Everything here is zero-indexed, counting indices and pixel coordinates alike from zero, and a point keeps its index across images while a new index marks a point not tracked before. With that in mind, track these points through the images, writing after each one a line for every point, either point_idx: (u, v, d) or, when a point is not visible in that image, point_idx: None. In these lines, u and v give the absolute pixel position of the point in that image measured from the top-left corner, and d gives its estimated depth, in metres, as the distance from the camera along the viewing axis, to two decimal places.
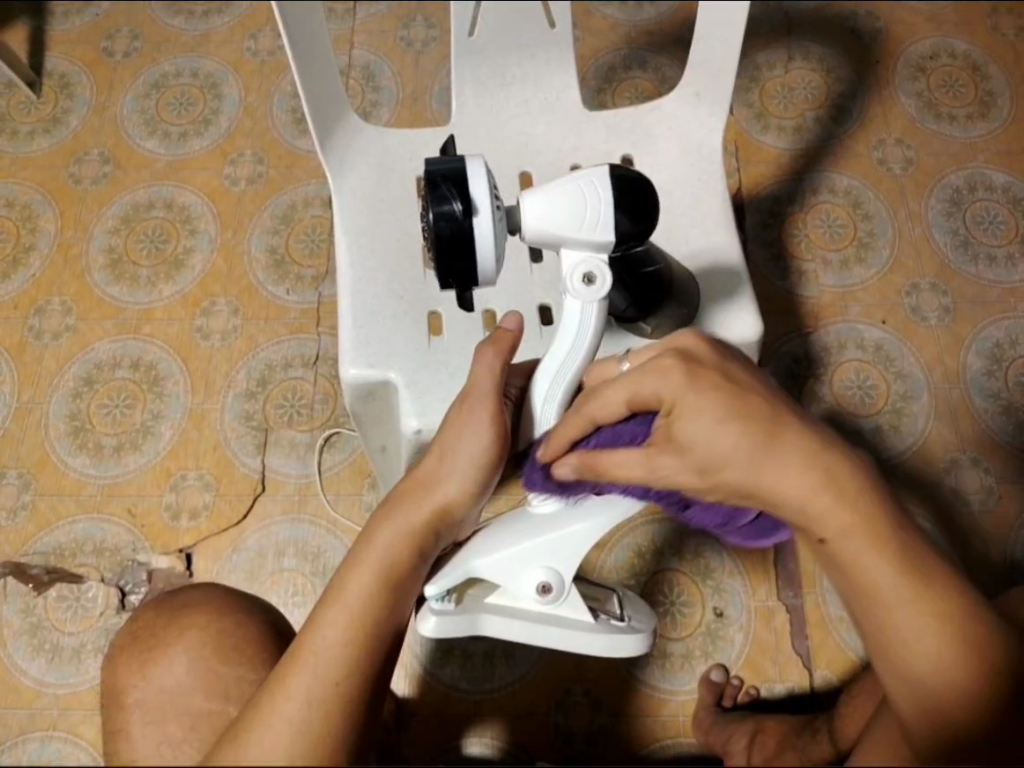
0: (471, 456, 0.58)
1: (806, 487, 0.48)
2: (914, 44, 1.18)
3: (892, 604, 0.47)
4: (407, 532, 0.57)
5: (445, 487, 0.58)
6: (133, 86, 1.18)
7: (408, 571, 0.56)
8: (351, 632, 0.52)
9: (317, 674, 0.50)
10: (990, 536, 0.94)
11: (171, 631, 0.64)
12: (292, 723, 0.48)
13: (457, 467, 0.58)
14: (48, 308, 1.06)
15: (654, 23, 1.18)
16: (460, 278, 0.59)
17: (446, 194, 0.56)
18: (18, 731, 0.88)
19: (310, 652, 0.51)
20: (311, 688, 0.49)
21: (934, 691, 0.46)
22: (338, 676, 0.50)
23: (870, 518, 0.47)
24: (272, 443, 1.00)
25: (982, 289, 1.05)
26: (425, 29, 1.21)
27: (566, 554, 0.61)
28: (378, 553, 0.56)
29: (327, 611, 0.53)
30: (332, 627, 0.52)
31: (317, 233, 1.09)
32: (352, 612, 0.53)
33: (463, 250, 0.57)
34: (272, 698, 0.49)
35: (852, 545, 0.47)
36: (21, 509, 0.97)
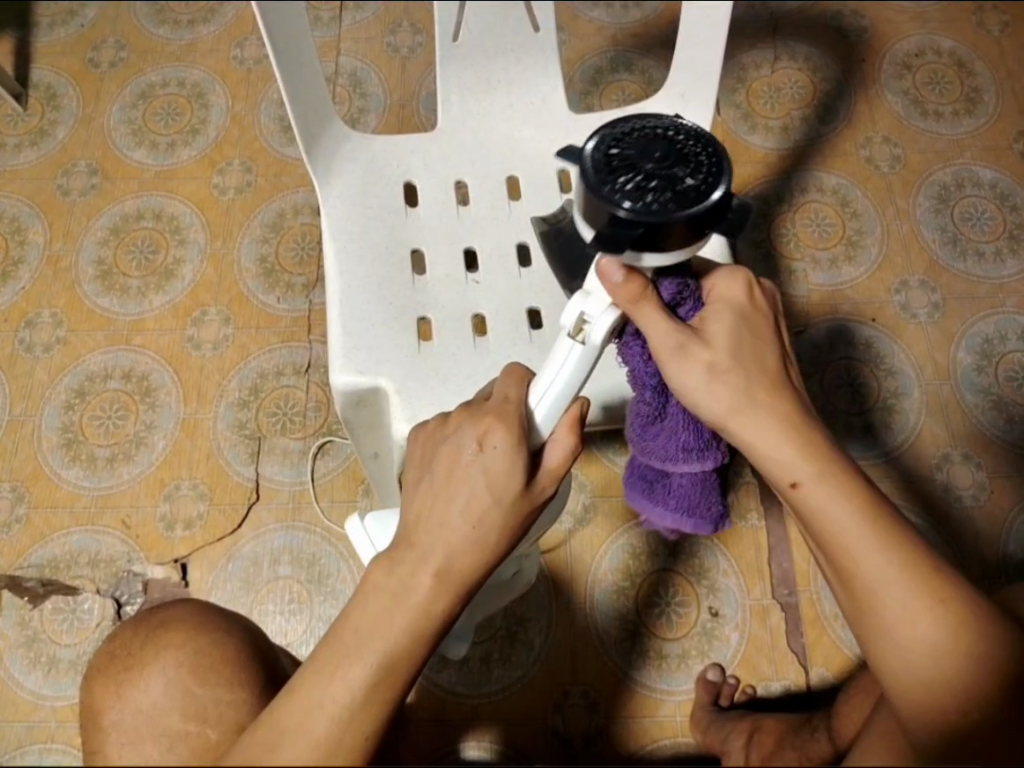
0: (494, 498, 0.49)
1: (784, 445, 0.52)
2: (900, 42, 1.19)
3: (858, 551, 0.50)
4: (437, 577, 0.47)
5: (453, 538, 0.48)
6: (120, 96, 1.18)
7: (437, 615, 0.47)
8: (378, 671, 0.45)
9: (340, 720, 0.43)
10: (983, 532, 0.95)
11: (149, 650, 0.64)
12: None
13: (477, 500, 0.49)
14: (38, 320, 1.06)
15: (640, 25, 1.19)
16: (605, 170, 0.46)
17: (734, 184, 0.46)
18: (15, 744, 0.88)
19: (331, 698, 0.44)
20: (335, 736, 0.43)
21: (921, 662, 0.48)
22: (367, 725, 0.44)
23: (836, 472, 0.51)
24: (265, 451, 1.00)
25: (970, 286, 1.05)
26: (411, 35, 1.21)
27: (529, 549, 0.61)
28: (402, 594, 0.47)
29: (350, 657, 0.45)
30: (357, 673, 0.45)
31: (307, 241, 1.09)
32: (377, 660, 0.45)
33: (648, 185, 0.45)
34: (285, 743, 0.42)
35: (825, 494, 0.51)
36: (15, 522, 0.97)
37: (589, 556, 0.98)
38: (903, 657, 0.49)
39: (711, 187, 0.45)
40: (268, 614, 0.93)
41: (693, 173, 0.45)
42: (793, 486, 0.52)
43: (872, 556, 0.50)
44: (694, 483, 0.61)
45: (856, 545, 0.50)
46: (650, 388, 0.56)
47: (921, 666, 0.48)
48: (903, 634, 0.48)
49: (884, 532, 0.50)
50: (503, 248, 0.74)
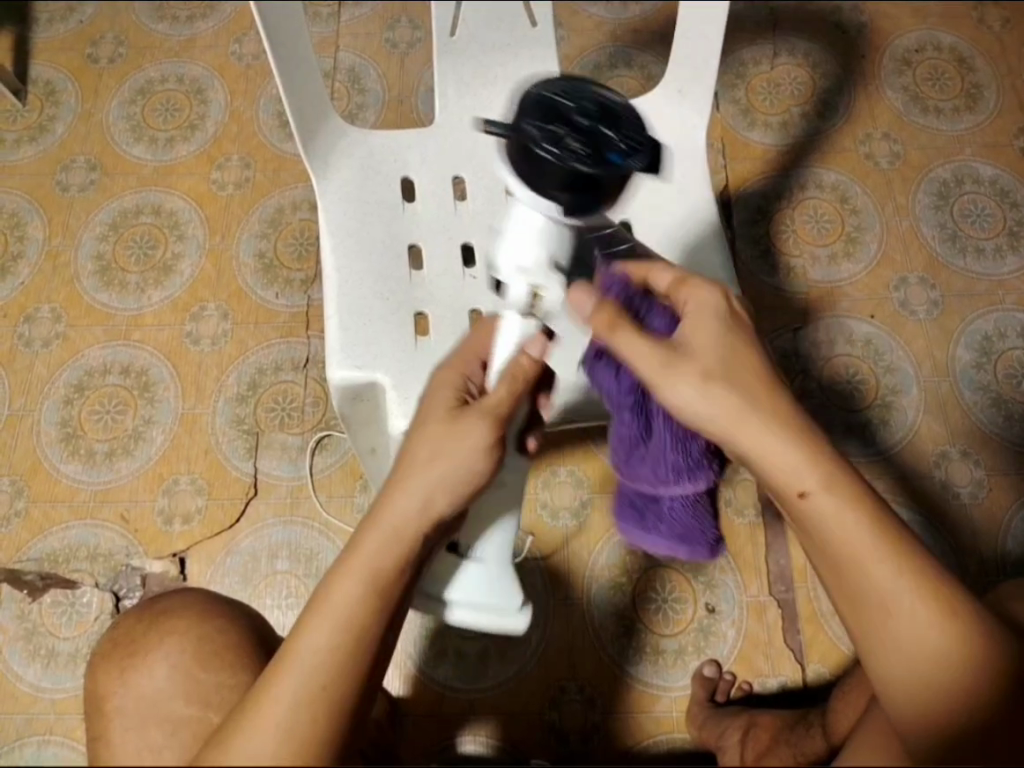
0: (448, 461, 0.55)
1: (791, 456, 0.51)
2: (900, 38, 1.19)
3: (867, 562, 0.50)
4: (393, 539, 0.52)
5: (405, 504, 0.53)
6: (119, 92, 1.18)
7: (395, 576, 0.52)
8: (340, 635, 0.49)
9: (311, 679, 0.47)
10: (981, 529, 0.95)
11: (153, 636, 0.64)
12: (280, 727, 0.46)
13: (432, 465, 0.54)
14: (38, 315, 1.06)
15: (639, 20, 1.19)
16: (540, 116, 0.53)
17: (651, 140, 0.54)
18: (15, 737, 0.88)
19: (297, 657, 0.48)
20: (298, 691, 0.47)
21: (931, 671, 0.48)
22: (325, 680, 0.48)
23: (844, 486, 0.51)
24: (263, 446, 1.00)
25: (970, 283, 1.05)
26: (410, 30, 1.21)
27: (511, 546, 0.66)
28: (363, 558, 0.51)
29: (313, 617, 0.49)
30: (319, 634, 0.49)
31: (305, 237, 1.10)
32: (342, 622, 0.49)
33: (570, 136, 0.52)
34: (260, 702, 0.47)
35: (834, 504, 0.50)
36: (14, 516, 0.97)
37: (586, 552, 0.98)
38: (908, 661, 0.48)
39: (633, 155, 0.53)
40: (266, 608, 0.93)
41: (618, 140, 0.53)
42: (800, 495, 0.51)
43: (882, 566, 0.49)
44: (688, 503, 0.60)
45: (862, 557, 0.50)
46: (628, 411, 0.57)
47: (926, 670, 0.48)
48: (912, 645, 0.49)
49: (890, 538, 0.50)
50: (499, 241, 0.74)
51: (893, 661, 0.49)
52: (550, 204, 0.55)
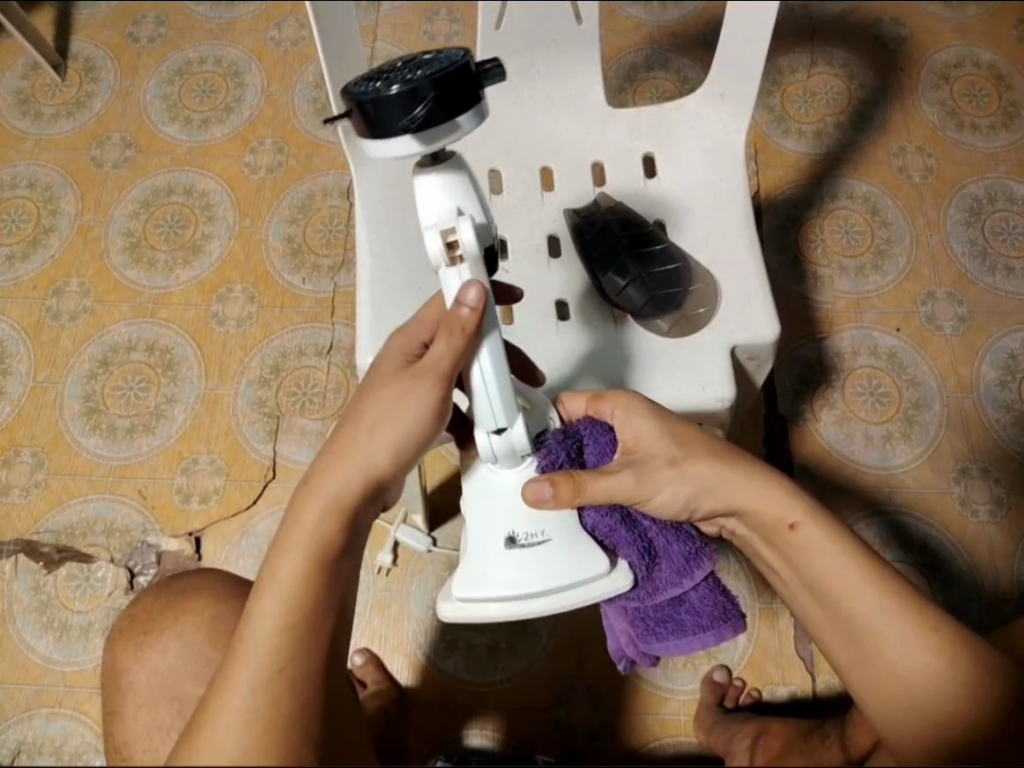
0: (398, 424, 0.52)
1: (767, 498, 0.57)
2: (938, 53, 1.18)
3: (844, 590, 0.55)
4: (339, 511, 0.50)
5: (344, 474, 0.51)
6: (157, 72, 1.19)
7: (341, 548, 0.50)
8: (293, 615, 0.47)
9: (265, 663, 0.46)
10: (999, 549, 0.93)
11: (168, 616, 0.64)
12: (242, 714, 0.44)
13: (386, 433, 0.52)
14: (66, 289, 1.07)
15: (678, 23, 1.19)
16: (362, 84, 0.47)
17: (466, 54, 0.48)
18: (23, 707, 0.88)
19: (249, 642, 0.46)
20: (255, 675, 0.45)
21: (923, 688, 0.52)
22: (285, 658, 0.46)
23: (822, 523, 0.56)
24: (283, 430, 1.00)
25: (998, 300, 1.05)
26: (448, 23, 1.22)
27: (550, 562, 0.56)
28: (304, 533, 0.49)
29: (262, 600, 0.48)
30: (272, 616, 0.47)
31: (335, 223, 1.10)
32: (290, 602, 0.48)
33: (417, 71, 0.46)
34: (220, 692, 0.45)
35: (819, 537, 0.56)
36: (34, 486, 0.98)
37: None
38: (899, 694, 0.53)
39: (460, 54, 0.48)
40: None
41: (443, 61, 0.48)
42: (791, 527, 0.57)
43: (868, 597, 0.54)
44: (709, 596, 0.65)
45: (841, 586, 0.55)
46: (625, 530, 0.59)
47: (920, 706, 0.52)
48: (902, 663, 0.53)
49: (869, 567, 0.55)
50: (534, 238, 0.76)
51: (886, 682, 0.53)
52: (406, 140, 0.46)
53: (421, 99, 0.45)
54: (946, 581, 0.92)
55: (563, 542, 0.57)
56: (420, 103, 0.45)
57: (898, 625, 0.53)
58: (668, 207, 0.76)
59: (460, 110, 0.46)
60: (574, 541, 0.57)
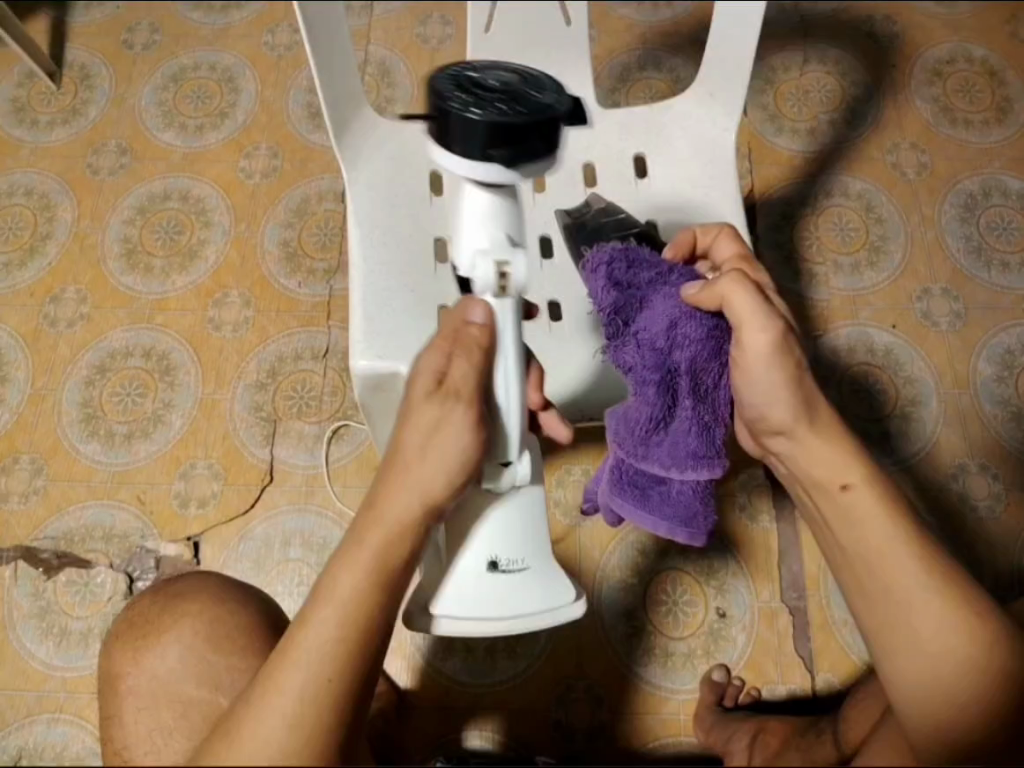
0: (444, 449, 0.52)
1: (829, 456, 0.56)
2: (931, 50, 1.18)
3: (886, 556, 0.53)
4: (397, 532, 0.51)
5: (404, 500, 0.52)
6: (151, 78, 1.20)
7: (401, 566, 0.51)
8: (346, 627, 0.49)
9: (314, 671, 0.47)
10: (997, 543, 0.93)
11: (166, 619, 0.64)
12: (286, 719, 0.46)
13: (433, 465, 0.52)
14: (63, 296, 1.07)
15: (670, 23, 1.19)
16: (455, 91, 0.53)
17: (556, 93, 0.55)
18: (24, 713, 0.89)
19: (301, 649, 0.48)
20: (302, 685, 0.47)
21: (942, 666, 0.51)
22: (332, 671, 0.48)
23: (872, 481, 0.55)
24: (281, 434, 1.00)
25: (994, 296, 1.05)
26: (441, 26, 1.22)
27: (532, 585, 0.61)
28: (368, 551, 0.50)
29: (318, 608, 0.49)
30: (327, 624, 0.48)
31: (330, 227, 1.10)
32: (345, 614, 0.49)
33: (511, 106, 0.53)
34: (265, 695, 0.47)
35: (871, 502, 0.54)
36: (32, 493, 0.98)
37: (598, 548, 0.98)
38: (929, 670, 0.51)
39: (549, 93, 0.55)
40: (277, 595, 0.93)
41: (542, 97, 0.54)
42: (844, 487, 0.55)
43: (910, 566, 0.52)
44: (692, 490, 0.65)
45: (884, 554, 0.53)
46: (654, 390, 0.59)
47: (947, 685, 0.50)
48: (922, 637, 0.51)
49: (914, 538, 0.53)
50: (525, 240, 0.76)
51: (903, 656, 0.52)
52: (489, 166, 0.54)
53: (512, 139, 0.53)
54: None
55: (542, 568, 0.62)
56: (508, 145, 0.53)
57: (933, 595, 0.52)
58: (659, 206, 0.75)
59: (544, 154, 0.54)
60: (550, 573, 0.62)
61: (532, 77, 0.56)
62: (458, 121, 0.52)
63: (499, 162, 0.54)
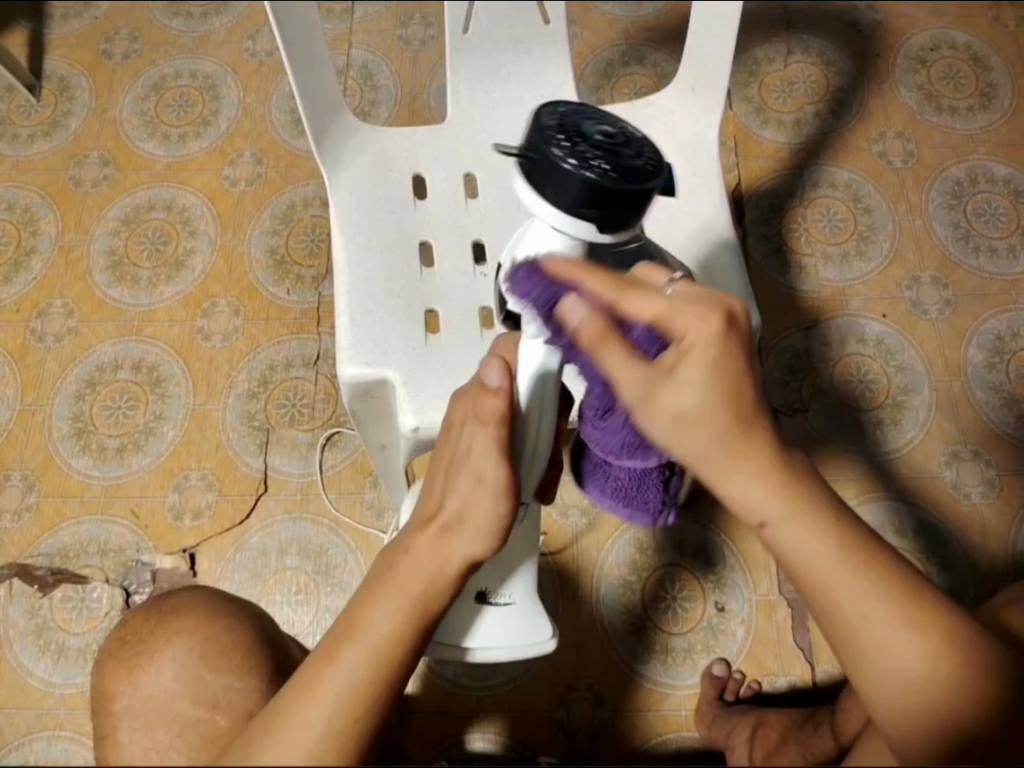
0: (485, 510, 0.53)
1: (749, 485, 0.46)
2: (913, 37, 1.18)
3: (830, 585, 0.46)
4: (438, 576, 0.52)
5: (450, 550, 0.52)
6: (132, 88, 1.19)
7: (437, 609, 0.52)
8: (377, 666, 0.48)
9: (340, 708, 0.47)
10: (992, 529, 0.93)
11: (159, 636, 0.64)
12: (308, 754, 0.45)
13: (472, 533, 0.52)
14: (50, 310, 1.07)
15: (652, 18, 1.19)
16: (558, 137, 0.51)
17: (646, 150, 0.52)
18: (24, 731, 0.88)
19: (331, 684, 0.47)
20: (329, 721, 0.46)
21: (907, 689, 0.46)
22: (360, 710, 0.47)
23: (805, 499, 0.46)
24: (274, 443, 1.00)
25: (983, 282, 1.05)
26: (422, 27, 1.22)
27: (535, 610, 0.65)
28: (408, 593, 0.51)
29: (350, 644, 0.49)
30: (358, 661, 0.48)
31: (317, 232, 1.10)
32: (377, 652, 0.49)
33: (613, 163, 0.50)
34: (286, 726, 0.46)
35: (793, 534, 0.46)
36: (25, 510, 0.97)
37: (596, 548, 0.98)
38: (894, 692, 0.47)
39: (643, 148, 0.52)
40: (275, 604, 0.93)
41: (639, 157, 0.52)
42: (761, 526, 0.47)
43: (854, 591, 0.46)
44: (636, 474, 0.58)
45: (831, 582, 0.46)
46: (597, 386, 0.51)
47: (921, 703, 0.46)
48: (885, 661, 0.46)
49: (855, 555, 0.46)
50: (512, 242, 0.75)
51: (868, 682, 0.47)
52: (574, 221, 0.52)
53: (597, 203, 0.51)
54: (942, 565, 0.92)
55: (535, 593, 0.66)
56: (591, 208, 0.51)
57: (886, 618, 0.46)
58: (644, 201, 0.74)
59: (630, 222, 0.52)
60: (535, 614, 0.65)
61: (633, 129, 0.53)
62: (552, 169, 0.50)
63: (588, 217, 0.52)
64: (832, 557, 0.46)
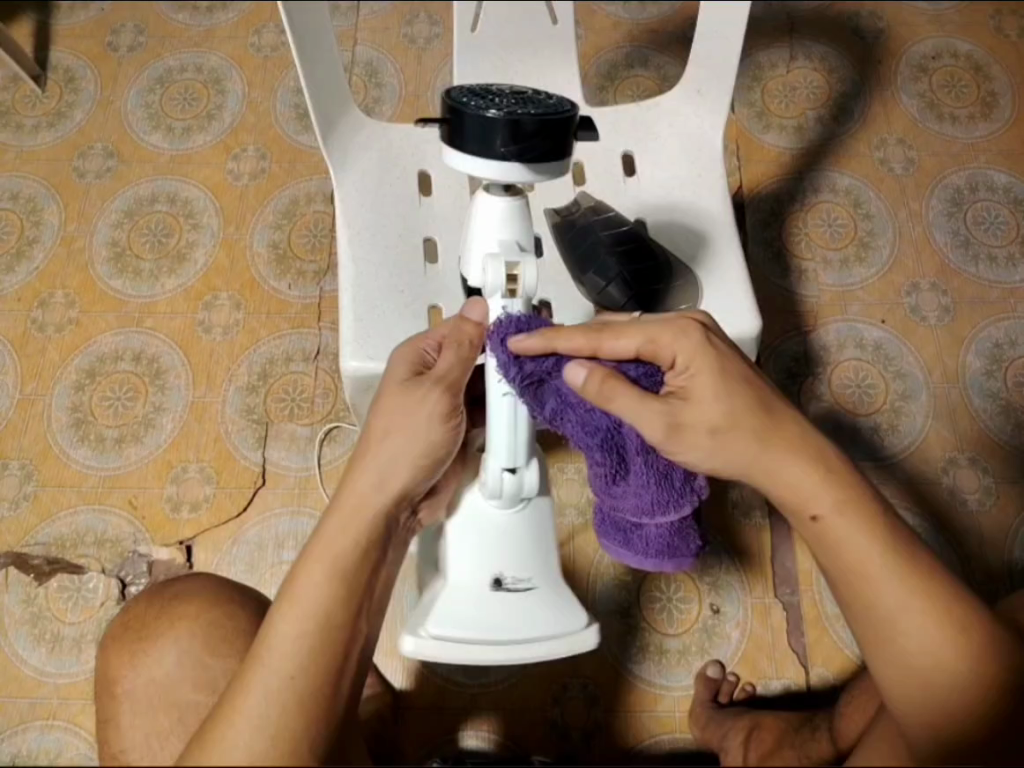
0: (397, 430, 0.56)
1: (800, 473, 0.54)
2: (916, 45, 1.19)
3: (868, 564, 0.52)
4: (355, 524, 0.54)
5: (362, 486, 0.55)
6: (137, 81, 1.19)
7: (361, 556, 0.53)
8: (305, 628, 0.50)
9: (278, 673, 0.49)
10: (988, 536, 0.94)
11: (162, 622, 0.64)
12: (253, 721, 0.47)
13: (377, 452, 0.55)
14: (51, 301, 1.07)
15: (657, 21, 1.19)
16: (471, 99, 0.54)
17: (555, 101, 0.56)
18: (17, 719, 0.88)
19: (266, 651, 0.50)
20: (267, 685, 0.48)
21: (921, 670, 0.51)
22: (293, 670, 0.49)
23: (853, 496, 0.53)
24: (272, 437, 1.00)
25: (982, 289, 1.05)
26: (428, 26, 1.22)
27: (542, 619, 0.62)
28: (325, 546, 0.53)
29: (280, 608, 0.51)
30: (285, 625, 0.50)
31: (320, 228, 1.10)
32: (302, 611, 0.50)
33: (526, 109, 0.53)
34: (234, 699, 0.48)
35: (843, 523, 0.53)
36: (22, 499, 0.97)
37: (592, 548, 0.98)
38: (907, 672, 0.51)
39: (551, 101, 0.56)
40: (272, 597, 0.93)
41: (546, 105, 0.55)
42: (814, 516, 0.54)
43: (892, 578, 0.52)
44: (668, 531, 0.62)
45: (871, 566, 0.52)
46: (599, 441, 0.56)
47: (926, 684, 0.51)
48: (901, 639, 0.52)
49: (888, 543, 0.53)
50: None
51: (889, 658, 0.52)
52: (501, 165, 0.54)
53: (517, 139, 0.53)
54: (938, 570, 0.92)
55: (547, 601, 0.64)
56: (511, 144, 0.53)
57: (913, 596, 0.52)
58: (648, 202, 0.75)
59: (553, 156, 0.54)
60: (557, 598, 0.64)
61: (539, 91, 0.58)
62: (473, 118, 0.53)
63: (512, 160, 0.54)
64: (885, 553, 0.52)
